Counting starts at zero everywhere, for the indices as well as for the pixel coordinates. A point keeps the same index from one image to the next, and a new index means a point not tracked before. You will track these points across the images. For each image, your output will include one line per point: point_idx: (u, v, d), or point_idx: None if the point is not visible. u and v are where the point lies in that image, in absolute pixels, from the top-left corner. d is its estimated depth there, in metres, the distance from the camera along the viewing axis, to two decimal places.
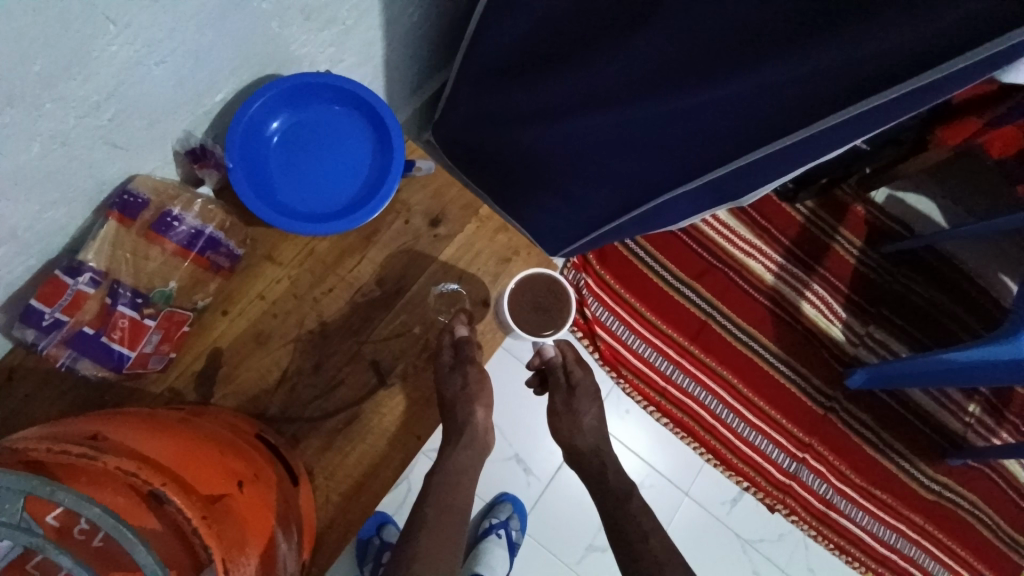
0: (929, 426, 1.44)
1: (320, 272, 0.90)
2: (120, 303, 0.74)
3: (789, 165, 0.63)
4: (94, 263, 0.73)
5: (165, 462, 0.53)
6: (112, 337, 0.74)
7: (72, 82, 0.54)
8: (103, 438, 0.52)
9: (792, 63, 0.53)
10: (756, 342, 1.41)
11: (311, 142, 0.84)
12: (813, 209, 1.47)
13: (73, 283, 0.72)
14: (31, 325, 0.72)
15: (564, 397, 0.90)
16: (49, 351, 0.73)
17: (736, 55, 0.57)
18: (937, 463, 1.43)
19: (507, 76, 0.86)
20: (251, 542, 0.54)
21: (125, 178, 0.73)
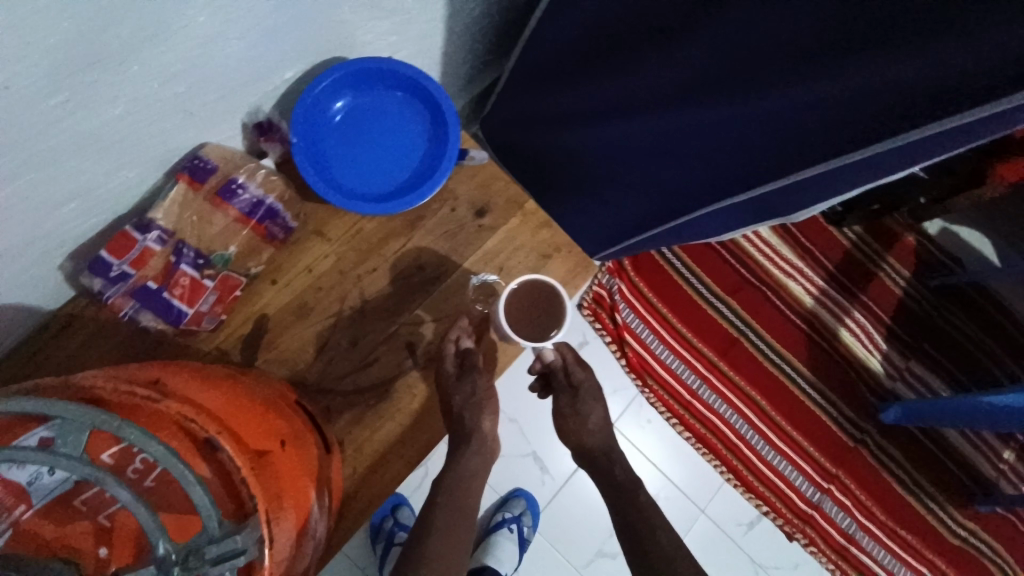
0: (961, 469, 1.38)
1: (365, 251, 0.93)
2: (183, 262, 0.79)
3: (847, 182, 0.61)
4: (162, 222, 0.78)
5: (216, 413, 0.56)
6: (173, 293, 0.79)
7: (157, 50, 0.57)
8: (159, 383, 0.56)
9: (856, 79, 0.51)
10: (788, 365, 1.38)
11: (368, 125, 0.87)
12: (860, 235, 1.43)
13: (142, 239, 0.76)
14: (98, 275, 0.76)
15: (569, 399, 0.89)
16: (115, 301, 0.78)
17: (796, 69, 0.55)
18: (965, 508, 1.37)
19: (560, 77, 0.86)
20: (286, 497, 0.58)
21: (197, 146, 0.77)
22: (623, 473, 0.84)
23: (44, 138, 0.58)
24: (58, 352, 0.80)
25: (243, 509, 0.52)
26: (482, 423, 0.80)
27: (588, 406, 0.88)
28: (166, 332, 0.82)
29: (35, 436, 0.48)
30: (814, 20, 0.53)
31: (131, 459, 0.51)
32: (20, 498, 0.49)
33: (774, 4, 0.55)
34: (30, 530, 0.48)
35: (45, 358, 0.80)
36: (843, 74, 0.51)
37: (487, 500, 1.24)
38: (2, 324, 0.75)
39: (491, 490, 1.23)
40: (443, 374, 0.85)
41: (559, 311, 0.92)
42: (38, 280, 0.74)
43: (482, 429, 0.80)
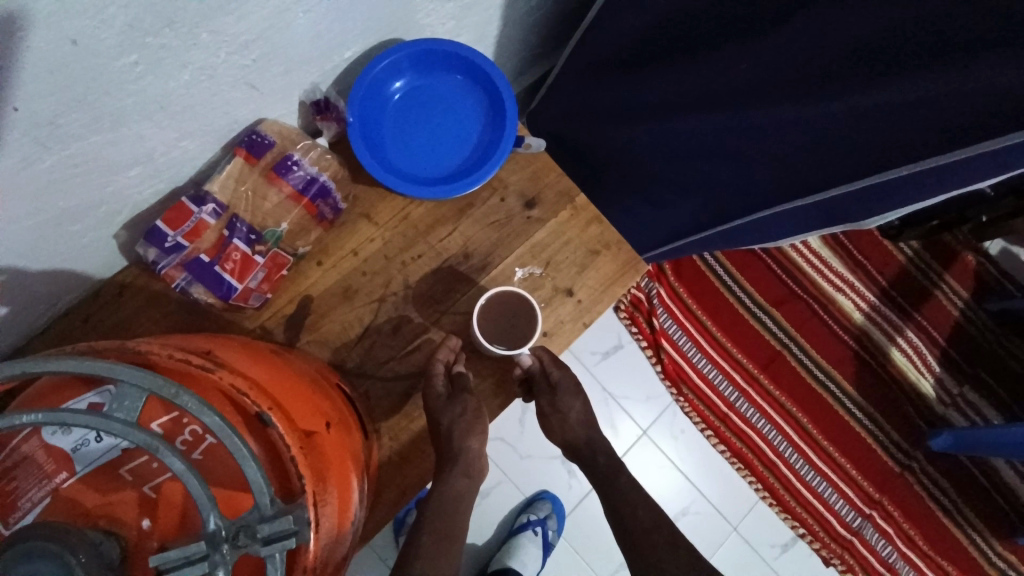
0: (1009, 504, 1.30)
1: (410, 237, 0.92)
2: (236, 237, 0.79)
3: (934, 188, 0.55)
4: (217, 195, 0.79)
5: (267, 387, 0.56)
6: (224, 267, 0.79)
7: (229, 17, 0.58)
8: (212, 355, 0.56)
9: (941, 76, 0.47)
10: (833, 382, 1.32)
11: (424, 107, 0.86)
12: (916, 251, 1.36)
13: (198, 211, 0.77)
14: (154, 245, 0.77)
15: (548, 399, 0.83)
16: (167, 272, 0.79)
17: (896, 60, 0.51)
18: (1008, 541, 1.29)
19: (612, 71, 0.84)
20: (333, 478, 0.57)
21: (254, 121, 0.79)
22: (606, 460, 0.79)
23: (112, 99, 0.58)
24: (106, 320, 0.81)
25: (292, 487, 0.51)
26: (469, 443, 0.75)
27: (563, 406, 0.82)
28: (212, 307, 0.83)
29: (88, 401, 0.49)
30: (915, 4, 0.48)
31: (183, 428, 0.51)
32: (65, 463, 0.49)
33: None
34: (73, 495, 0.48)
35: (95, 324, 0.81)
36: (936, 68, 0.48)
37: (511, 501, 1.21)
38: (55, 288, 0.76)
39: (516, 491, 1.21)
40: (432, 394, 0.80)
41: (525, 324, 0.85)
42: (91, 247, 0.75)
43: (469, 450, 0.74)
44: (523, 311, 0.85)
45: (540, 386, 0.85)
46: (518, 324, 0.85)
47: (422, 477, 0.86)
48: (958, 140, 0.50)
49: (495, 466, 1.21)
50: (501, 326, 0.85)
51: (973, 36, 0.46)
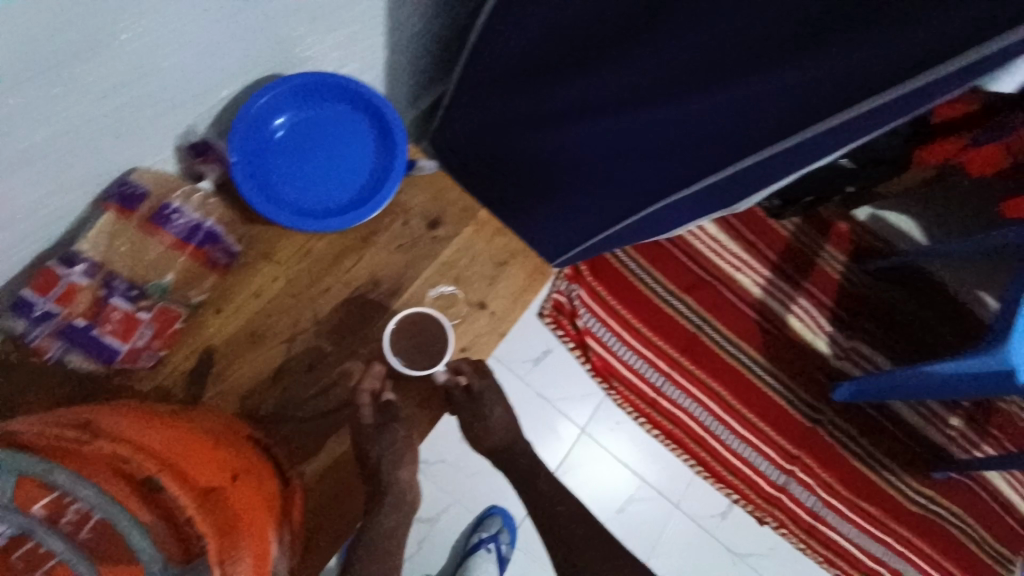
0: (915, 441, 1.45)
1: (316, 272, 0.90)
2: (115, 296, 0.75)
3: (786, 170, 0.61)
4: (88, 255, 0.73)
5: (159, 450, 0.55)
6: (104, 329, 0.74)
7: (82, 68, 0.56)
8: (89, 425, 0.54)
9: (778, 73, 0.52)
10: (745, 354, 1.43)
11: (313, 140, 0.85)
12: (798, 226, 1.51)
13: (66, 274, 0.72)
14: (21, 316, 0.71)
15: (467, 410, 0.84)
16: (40, 342, 0.73)
17: (741, 61, 0.55)
18: (922, 476, 1.44)
19: (496, 88, 0.84)
20: (246, 528, 0.55)
21: (125, 170, 0.74)
22: (526, 458, 0.82)
23: None
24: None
25: (191, 549, 0.51)
26: (399, 474, 0.74)
27: (490, 412, 0.83)
28: (99, 372, 0.77)
29: None
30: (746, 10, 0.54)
31: (65, 507, 0.48)
32: None
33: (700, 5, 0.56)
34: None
35: None
36: (763, 73, 0.54)
37: (462, 521, 1.20)
38: None
39: (464, 510, 1.20)
40: (360, 426, 0.79)
41: (439, 347, 0.87)
42: None
43: (399, 481, 0.73)
44: (436, 333, 0.88)
45: (460, 401, 0.85)
46: (429, 346, 0.88)
47: (352, 517, 0.84)
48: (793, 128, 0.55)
49: (439, 490, 1.19)
50: (413, 346, 0.87)
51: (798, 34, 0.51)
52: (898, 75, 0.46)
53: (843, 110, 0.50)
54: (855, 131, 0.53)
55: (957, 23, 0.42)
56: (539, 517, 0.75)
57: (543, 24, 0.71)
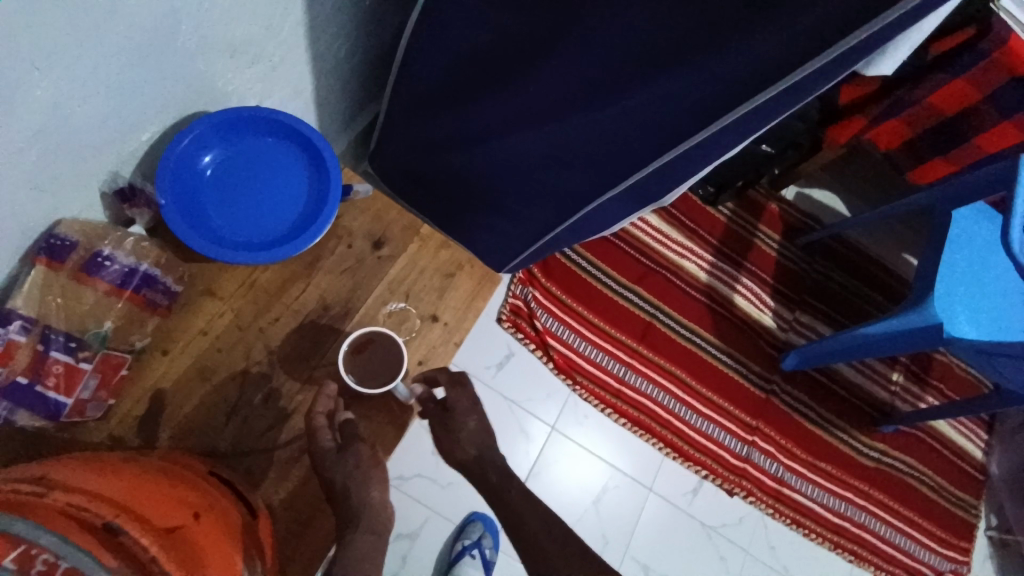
0: (861, 399, 1.55)
1: (263, 303, 0.90)
2: (53, 349, 0.73)
3: (707, 159, 0.65)
4: (24, 311, 0.71)
5: (116, 497, 0.54)
6: (46, 385, 0.72)
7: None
8: (44, 480, 0.53)
9: (681, 75, 0.58)
10: (697, 336, 1.50)
11: (245, 174, 0.85)
12: (733, 210, 1.59)
13: (3, 332, 0.70)
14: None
15: (444, 423, 0.85)
16: None
17: (647, 63, 0.60)
18: (871, 431, 1.53)
19: (425, 106, 0.87)
20: (211, 564, 0.56)
21: (51, 224, 0.72)
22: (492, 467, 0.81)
23: None
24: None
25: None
26: (369, 494, 0.74)
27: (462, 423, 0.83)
28: (46, 430, 0.75)
29: None
30: (643, 15, 0.58)
31: (34, 559, 0.45)
32: None
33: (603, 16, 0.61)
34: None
35: None
36: (667, 73, 0.59)
37: (443, 531, 1.20)
38: None
39: (444, 519, 1.20)
40: (324, 450, 0.79)
41: (396, 365, 0.88)
42: None
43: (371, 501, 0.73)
44: (390, 350, 0.88)
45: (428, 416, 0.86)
46: (385, 364, 0.88)
47: (324, 541, 0.84)
48: (702, 121, 0.59)
49: (417, 503, 1.20)
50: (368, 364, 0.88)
51: (693, 36, 0.56)
52: (786, 66, 0.52)
53: (745, 102, 0.55)
54: (764, 119, 0.58)
55: (830, 14, 0.49)
56: (511, 520, 0.76)
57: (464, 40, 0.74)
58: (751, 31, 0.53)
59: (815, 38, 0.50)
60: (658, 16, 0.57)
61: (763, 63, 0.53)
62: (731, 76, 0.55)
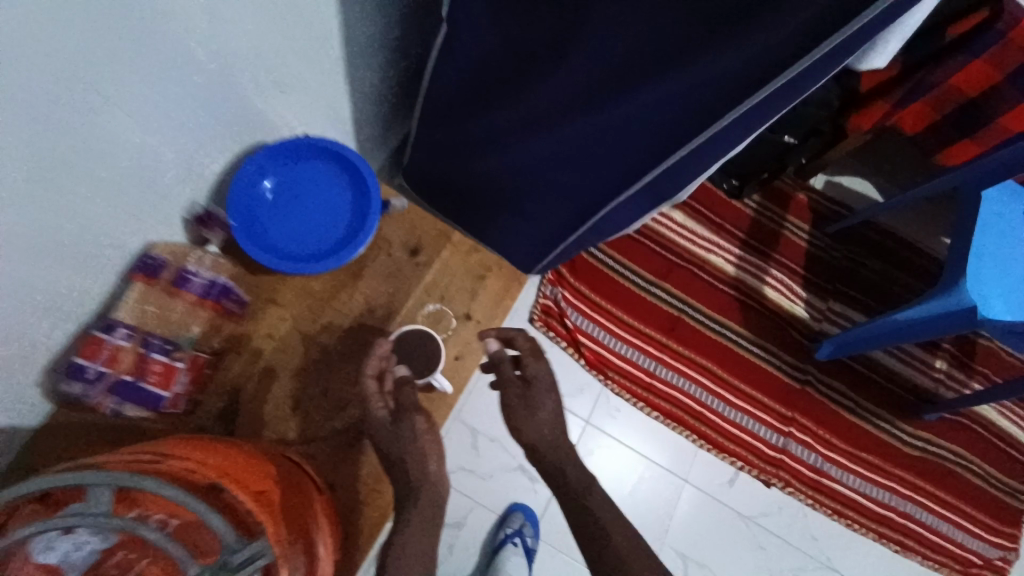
0: (901, 387, 1.53)
1: (317, 308, 1.00)
2: (153, 351, 0.83)
3: (712, 157, 0.69)
4: (126, 320, 0.81)
5: (214, 464, 0.65)
6: (149, 381, 0.82)
7: (101, 162, 0.67)
8: (155, 451, 0.63)
9: (675, 82, 0.61)
10: (727, 329, 1.52)
11: (298, 194, 0.94)
12: (759, 202, 1.61)
13: (110, 338, 0.79)
14: (76, 379, 0.78)
15: (521, 393, 0.91)
16: (97, 400, 0.81)
17: (641, 67, 0.63)
18: (914, 420, 1.50)
19: (446, 121, 0.93)
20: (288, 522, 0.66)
21: (143, 247, 0.84)
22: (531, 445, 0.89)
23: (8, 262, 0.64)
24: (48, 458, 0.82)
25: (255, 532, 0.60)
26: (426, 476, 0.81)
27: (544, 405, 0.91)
28: (140, 425, 0.86)
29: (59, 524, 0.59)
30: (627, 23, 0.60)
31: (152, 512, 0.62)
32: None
33: (591, 26, 0.63)
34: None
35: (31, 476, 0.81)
36: (661, 78, 0.62)
37: (486, 521, 1.27)
38: None
39: (487, 509, 1.28)
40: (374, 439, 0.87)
41: (436, 359, 0.97)
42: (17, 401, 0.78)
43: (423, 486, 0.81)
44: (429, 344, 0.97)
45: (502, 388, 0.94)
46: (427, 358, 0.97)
47: (383, 512, 0.96)
48: (706, 123, 0.64)
49: (460, 494, 1.28)
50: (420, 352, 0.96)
51: (678, 37, 0.58)
52: (772, 68, 0.55)
53: (740, 102, 0.59)
54: (762, 116, 0.61)
55: (815, 13, 0.50)
56: None
57: (474, 58, 0.79)
58: (731, 36, 0.55)
59: (800, 43, 0.52)
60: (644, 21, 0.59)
61: (752, 69, 0.56)
62: (726, 82, 0.58)
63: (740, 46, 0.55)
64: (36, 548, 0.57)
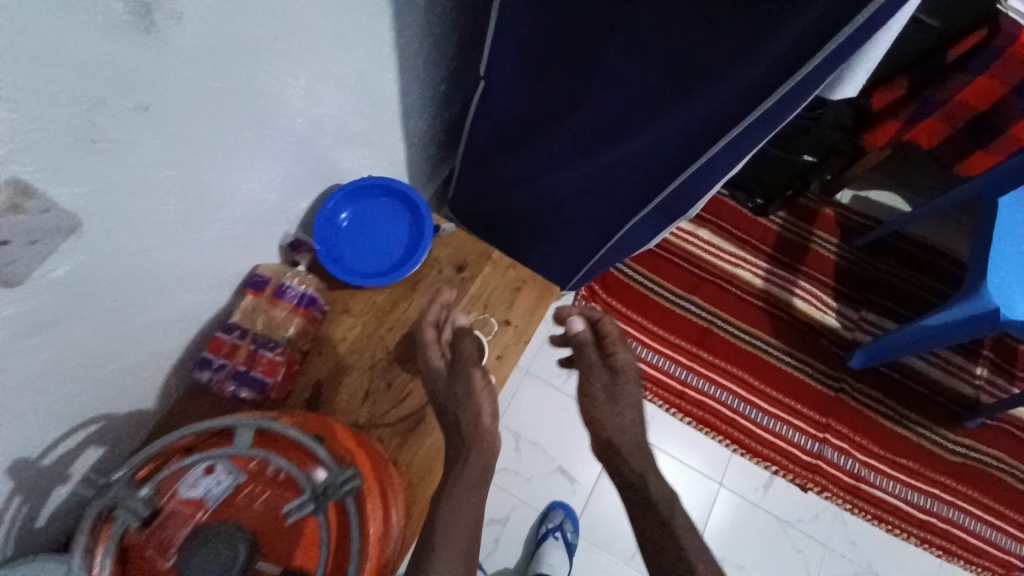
0: (940, 394, 1.54)
1: (380, 318, 1.05)
2: (261, 346, 0.90)
3: (711, 176, 0.81)
4: (239, 322, 0.90)
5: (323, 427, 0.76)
6: (258, 372, 0.89)
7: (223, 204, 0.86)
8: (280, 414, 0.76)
9: (677, 116, 0.74)
10: (758, 339, 1.58)
11: (366, 223, 1.08)
12: (785, 218, 1.68)
13: (229, 337, 0.88)
14: (204, 369, 0.88)
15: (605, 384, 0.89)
16: (219, 387, 0.88)
17: (652, 105, 0.76)
18: (954, 427, 1.52)
19: (487, 158, 1.08)
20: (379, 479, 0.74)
21: (251, 269, 0.93)
22: None
23: None
24: None
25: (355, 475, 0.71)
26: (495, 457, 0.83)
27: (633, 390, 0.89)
28: None
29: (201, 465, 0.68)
30: (636, 72, 0.73)
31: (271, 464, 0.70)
32: (195, 508, 0.66)
33: (607, 79, 0.77)
34: (132, 544, 0.64)
35: None
36: (668, 112, 0.75)
37: (529, 518, 1.38)
38: None
39: (529, 507, 1.38)
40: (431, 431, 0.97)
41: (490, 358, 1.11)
42: None
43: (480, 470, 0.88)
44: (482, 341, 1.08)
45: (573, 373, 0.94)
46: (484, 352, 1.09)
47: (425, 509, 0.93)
48: (705, 147, 0.76)
49: (506, 493, 1.39)
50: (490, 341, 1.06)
51: (680, 81, 0.71)
52: (756, 100, 0.67)
53: (733, 127, 0.71)
54: (747, 143, 0.73)
55: (782, 61, 0.62)
56: None
57: (506, 108, 0.94)
58: (725, 75, 0.67)
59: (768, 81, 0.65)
60: (651, 74, 0.72)
61: (735, 96, 0.68)
62: (723, 113, 0.71)
63: (719, 82, 0.67)
64: (184, 484, 0.66)
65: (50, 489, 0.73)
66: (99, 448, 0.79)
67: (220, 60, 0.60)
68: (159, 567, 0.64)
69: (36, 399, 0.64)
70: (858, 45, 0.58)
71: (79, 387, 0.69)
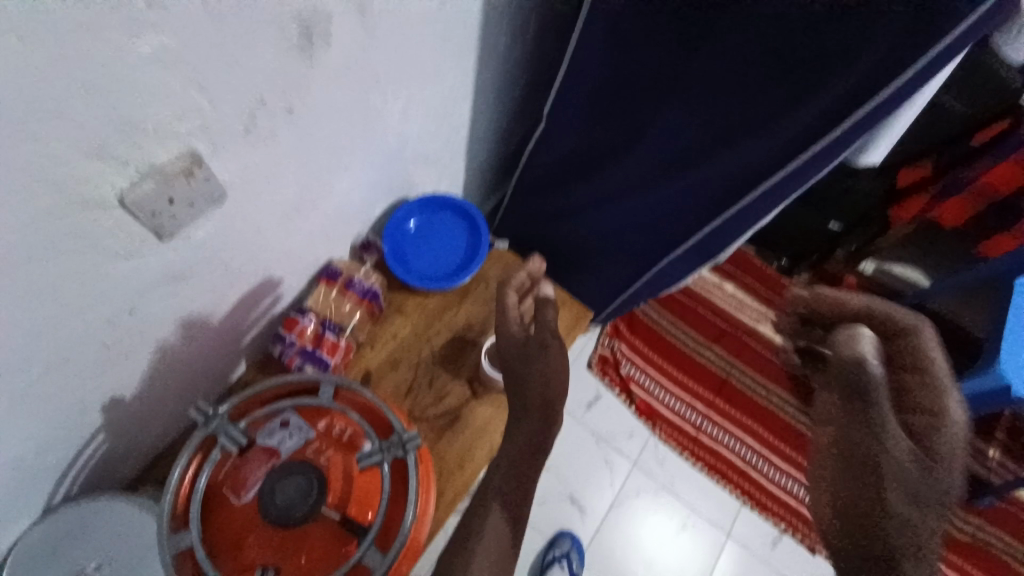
0: None
1: (428, 321, 1.13)
2: (328, 329, 0.99)
3: (744, 225, 0.90)
4: (312, 306, 1.00)
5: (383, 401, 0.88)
6: (321, 351, 0.97)
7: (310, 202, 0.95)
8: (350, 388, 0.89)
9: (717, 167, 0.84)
10: (775, 395, 1.62)
11: (430, 234, 1.17)
12: (808, 281, 1.75)
13: (303, 318, 0.98)
14: (278, 344, 0.98)
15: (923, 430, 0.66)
16: (288, 359, 0.98)
17: (696, 155, 0.86)
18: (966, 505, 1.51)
19: (538, 190, 1.19)
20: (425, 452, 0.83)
21: (326, 261, 1.04)
22: None
23: None
24: None
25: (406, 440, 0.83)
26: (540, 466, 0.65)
27: (951, 477, 0.61)
28: None
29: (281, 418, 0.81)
30: (684, 127, 0.84)
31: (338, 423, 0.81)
32: (270, 454, 0.78)
33: (658, 129, 0.87)
34: (216, 475, 0.77)
35: None
36: (709, 164, 0.85)
37: (536, 542, 1.40)
38: None
39: (538, 531, 1.41)
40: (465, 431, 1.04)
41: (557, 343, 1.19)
42: None
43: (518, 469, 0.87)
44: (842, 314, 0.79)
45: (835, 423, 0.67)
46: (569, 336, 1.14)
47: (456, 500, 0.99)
48: (741, 197, 0.85)
49: None
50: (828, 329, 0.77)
51: (722, 135, 0.81)
52: (788, 158, 0.76)
53: (767, 180, 0.80)
54: (777, 196, 0.82)
55: (811, 129, 0.72)
56: None
57: (561, 149, 1.06)
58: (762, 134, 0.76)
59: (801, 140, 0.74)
60: (698, 130, 0.83)
61: (768, 154, 0.77)
62: (756, 168, 0.80)
63: (756, 139, 0.77)
64: (265, 432, 0.80)
65: (125, 432, 0.83)
66: (174, 404, 0.89)
67: (349, 80, 0.73)
68: (236, 498, 0.75)
69: (136, 347, 0.73)
70: (880, 120, 0.67)
71: (170, 343, 0.78)
